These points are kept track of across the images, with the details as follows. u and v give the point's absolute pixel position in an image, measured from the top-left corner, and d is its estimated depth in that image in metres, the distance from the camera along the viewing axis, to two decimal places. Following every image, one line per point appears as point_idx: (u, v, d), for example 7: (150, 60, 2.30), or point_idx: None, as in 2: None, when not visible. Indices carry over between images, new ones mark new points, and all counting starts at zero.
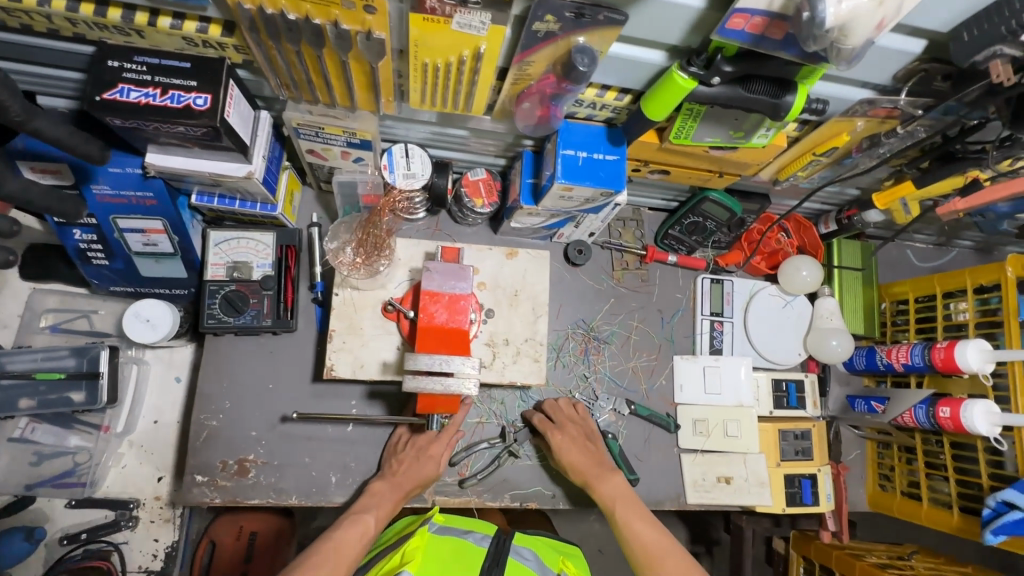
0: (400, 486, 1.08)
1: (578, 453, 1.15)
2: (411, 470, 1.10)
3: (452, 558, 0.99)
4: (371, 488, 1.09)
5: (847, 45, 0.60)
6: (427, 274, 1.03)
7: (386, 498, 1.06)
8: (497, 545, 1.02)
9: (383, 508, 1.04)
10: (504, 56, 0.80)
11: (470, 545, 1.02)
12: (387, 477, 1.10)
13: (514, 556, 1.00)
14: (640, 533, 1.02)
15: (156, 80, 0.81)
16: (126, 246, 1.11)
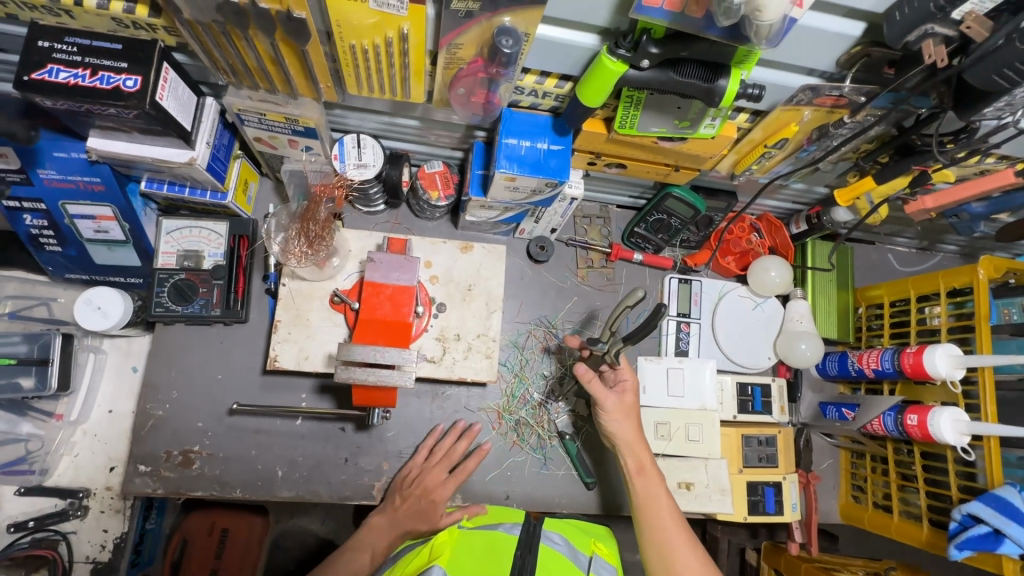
0: (394, 525, 1.07)
1: (630, 427, 1.05)
2: (410, 509, 1.08)
3: (488, 554, 0.89)
4: (370, 521, 1.09)
5: (763, 21, 0.57)
6: (371, 265, 1.00)
7: (378, 537, 1.06)
8: (528, 532, 0.92)
9: (378, 547, 1.06)
10: (432, 40, 0.78)
11: (502, 535, 0.93)
12: (385, 513, 1.09)
13: (547, 542, 0.92)
14: (662, 520, 0.98)
15: (87, 62, 0.81)
16: (77, 233, 1.11)
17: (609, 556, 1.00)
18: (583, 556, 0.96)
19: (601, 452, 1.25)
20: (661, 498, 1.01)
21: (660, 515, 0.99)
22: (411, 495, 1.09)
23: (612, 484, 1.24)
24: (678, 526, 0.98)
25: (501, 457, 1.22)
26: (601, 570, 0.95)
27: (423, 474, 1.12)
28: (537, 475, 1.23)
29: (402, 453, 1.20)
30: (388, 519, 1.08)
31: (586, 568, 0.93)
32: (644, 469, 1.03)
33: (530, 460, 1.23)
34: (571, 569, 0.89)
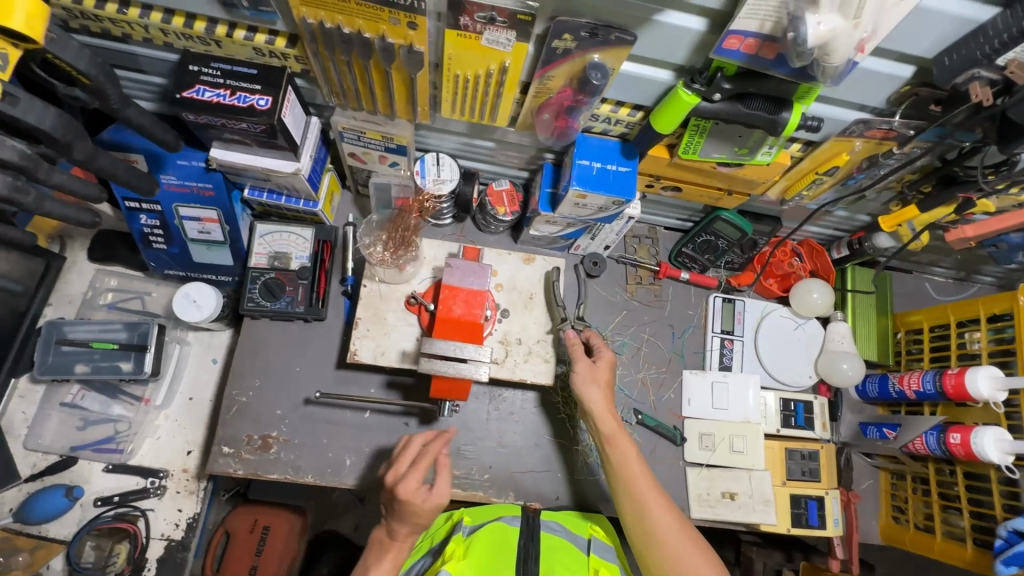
0: (396, 538, 1.03)
1: (603, 397, 1.13)
2: (400, 523, 1.01)
3: (494, 546, 1.05)
4: (376, 541, 1.05)
5: (831, 63, 0.67)
6: (448, 270, 1.11)
7: (386, 557, 1.02)
8: (528, 524, 1.09)
9: (384, 568, 1.01)
10: (527, 71, 0.90)
11: (507, 527, 1.09)
12: (382, 524, 1.05)
13: (545, 529, 1.10)
14: (638, 484, 1.08)
15: (228, 83, 0.94)
16: (183, 233, 1.24)
17: (607, 537, 1.15)
18: (582, 539, 1.12)
19: (566, 424, 1.31)
20: (635, 462, 1.10)
21: (636, 479, 1.09)
22: (397, 518, 1.01)
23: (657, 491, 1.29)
24: (653, 489, 1.09)
25: (552, 457, 1.29)
26: (601, 551, 1.09)
27: (392, 491, 0.99)
28: (586, 478, 1.28)
29: (460, 449, 1.27)
30: (388, 534, 1.04)
31: (586, 549, 1.10)
32: (617, 436, 1.11)
33: (580, 463, 1.29)
34: (570, 550, 1.08)
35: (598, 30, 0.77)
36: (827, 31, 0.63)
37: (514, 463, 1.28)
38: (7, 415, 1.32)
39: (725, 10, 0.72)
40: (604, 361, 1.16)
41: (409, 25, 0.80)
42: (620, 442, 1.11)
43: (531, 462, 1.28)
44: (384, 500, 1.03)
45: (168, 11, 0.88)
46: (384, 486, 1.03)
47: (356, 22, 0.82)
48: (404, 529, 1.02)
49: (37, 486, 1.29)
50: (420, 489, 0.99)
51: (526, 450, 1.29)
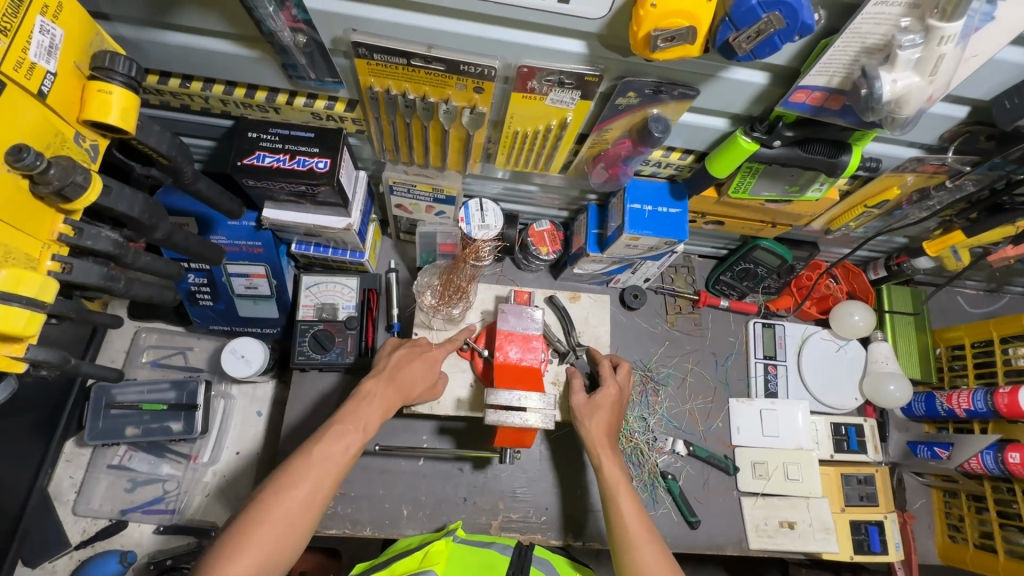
0: (391, 387, 1.01)
1: (601, 430, 1.09)
2: (409, 375, 1.04)
3: (478, 564, 1.02)
4: (362, 391, 0.99)
5: (902, 115, 0.69)
6: (502, 315, 1.11)
7: (374, 407, 0.98)
8: (520, 555, 1.03)
9: (369, 426, 0.96)
10: (584, 125, 0.92)
11: (495, 555, 1.04)
12: (380, 376, 1.02)
13: (536, 566, 1.01)
14: (627, 518, 1.01)
15: (287, 148, 0.96)
16: (230, 289, 1.25)
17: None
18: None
19: (576, 461, 1.30)
20: (625, 497, 1.03)
21: (624, 513, 1.02)
22: (405, 373, 1.04)
23: (715, 523, 1.28)
24: (643, 525, 1.00)
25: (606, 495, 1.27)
26: None
27: (426, 349, 1.07)
28: None
29: (516, 492, 1.27)
30: (383, 382, 1.01)
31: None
32: (610, 470, 1.06)
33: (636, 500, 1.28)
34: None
35: (662, 88, 0.79)
36: (902, 87, 0.65)
37: (570, 502, 1.27)
38: (56, 481, 1.31)
39: (790, 66, 0.74)
40: (606, 394, 1.12)
41: (476, 89, 0.81)
42: (614, 474, 1.06)
43: (588, 501, 1.27)
44: (399, 349, 1.08)
45: (229, 83, 0.90)
46: (412, 342, 1.09)
47: (422, 88, 0.83)
48: (397, 390, 1.01)
49: (87, 552, 1.28)
50: (435, 370, 1.07)
51: (579, 490, 1.28)
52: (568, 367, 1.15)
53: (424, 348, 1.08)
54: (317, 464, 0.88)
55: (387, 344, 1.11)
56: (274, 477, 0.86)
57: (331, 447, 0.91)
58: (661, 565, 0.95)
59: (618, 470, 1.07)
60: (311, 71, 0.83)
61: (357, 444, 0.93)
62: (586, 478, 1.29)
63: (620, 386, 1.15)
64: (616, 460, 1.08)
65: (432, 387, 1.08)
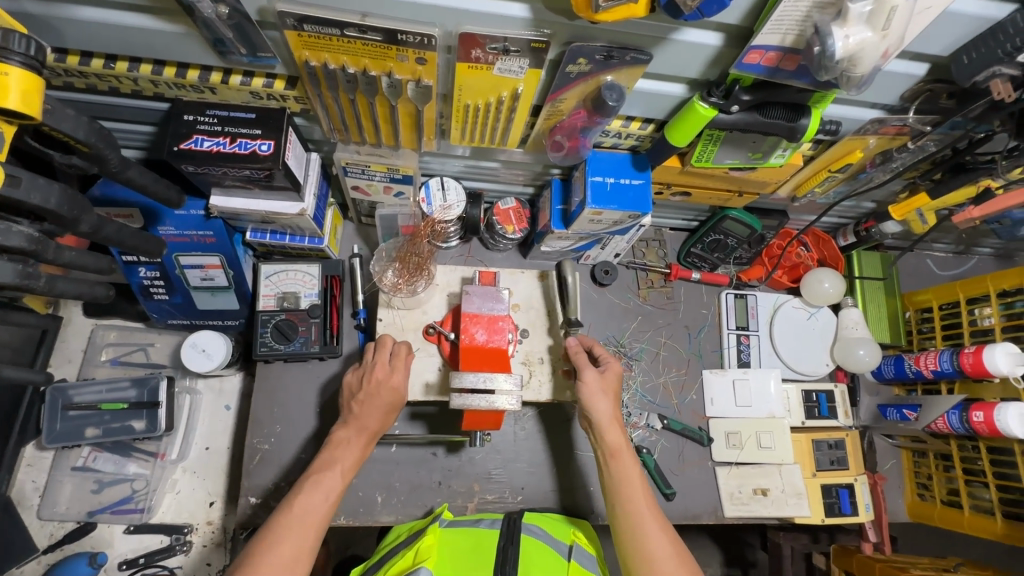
0: (361, 433, 1.06)
1: (609, 409, 1.07)
2: (371, 415, 1.06)
3: (470, 547, 1.05)
4: (334, 440, 1.06)
5: (856, 74, 0.66)
6: (467, 298, 1.08)
7: (350, 452, 1.05)
8: (508, 526, 1.06)
9: (347, 463, 1.04)
10: (538, 95, 0.88)
11: (484, 532, 1.07)
12: (349, 425, 1.07)
13: (526, 533, 1.05)
14: (633, 499, 1.03)
15: (227, 130, 0.90)
16: (186, 282, 1.20)
17: (589, 544, 1.09)
18: (563, 544, 1.07)
19: (552, 439, 1.30)
20: (634, 479, 1.05)
21: (630, 494, 1.03)
22: (367, 413, 1.06)
23: (689, 494, 1.29)
24: (652, 513, 1.02)
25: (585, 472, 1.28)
26: (582, 558, 1.03)
27: (380, 381, 1.05)
28: None
29: (491, 474, 1.26)
30: (355, 432, 1.06)
31: (566, 555, 1.05)
32: (618, 452, 1.06)
33: None
34: (547, 552, 1.04)
35: (613, 53, 0.75)
36: (855, 44, 0.62)
37: (545, 480, 1.27)
38: (18, 486, 1.28)
39: (744, 25, 0.71)
40: (610, 374, 1.10)
41: (419, 61, 0.77)
42: (626, 465, 1.05)
43: (563, 479, 1.27)
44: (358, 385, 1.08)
45: (158, 62, 0.84)
46: (367, 381, 1.06)
47: (362, 62, 0.79)
48: (367, 437, 1.06)
49: (57, 555, 1.26)
50: (397, 392, 1.06)
51: (557, 468, 1.28)
52: (573, 348, 1.09)
53: (383, 376, 1.06)
54: (297, 521, 0.95)
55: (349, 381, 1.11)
56: (262, 535, 0.92)
57: (311, 499, 0.98)
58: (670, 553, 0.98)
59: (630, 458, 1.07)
60: (241, 46, 0.78)
61: (335, 492, 1.00)
62: (561, 455, 1.29)
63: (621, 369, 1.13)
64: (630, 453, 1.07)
65: (406, 373, 1.07)
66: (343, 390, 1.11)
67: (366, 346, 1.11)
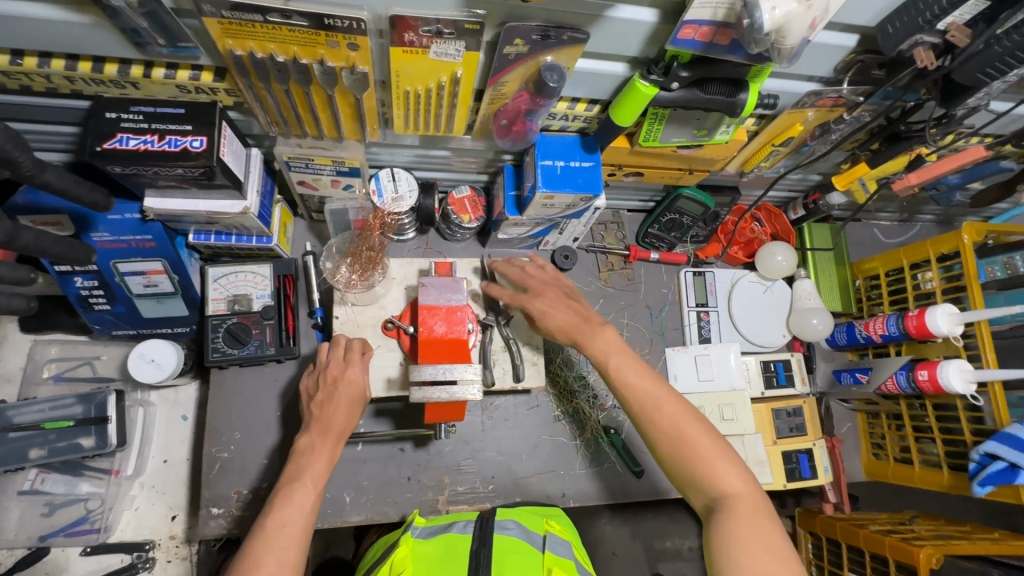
0: (327, 434, 1.01)
1: (568, 319, 1.03)
2: (336, 414, 1.02)
3: (443, 554, 1.00)
4: (298, 448, 1.01)
5: (786, 45, 0.67)
6: (423, 290, 1.06)
7: (318, 458, 0.99)
8: (480, 528, 1.01)
9: (317, 470, 0.98)
10: (478, 79, 0.86)
11: (456, 536, 1.02)
12: (312, 430, 1.03)
13: (498, 533, 1.02)
14: (632, 382, 0.94)
15: (154, 127, 0.86)
16: (127, 290, 1.14)
17: (564, 531, 1.06)
18: (538, 536, 1.05)
19: (522, 425, 1.30)
20: (624, 364, 0.96)
21: (628, 379, 0.95)
22: (333, 413, 1.02)
23: (658, 470, 1.32)
24: (681, 412, 0.91)
25: (555, 458, 1.29)
26: (556, 547, 1.00)
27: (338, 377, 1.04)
28: (589, 470, 1.30)
29: (461, 465, 1.26)
30: (319, 434, 1.02)
31: (541, 547, 1.02)
32: (600, 347, 0.99)
33: (580, 457, 1.30)
34: (521, 548, 0.99)
35: (550, 32, 0.74)
36: (781, 15, 0.63)
37: (515, 467, 1.28)
38: None
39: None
40: (546, 297, 1.05)
41: (350, 46, 0.75)
42: (630, 371, 0.95)
43: (534, 465, 1.28)
44: (318, 385, 1.06)
45: (71, 56, 0.79)
46: (323, 380, 1.05)
47: (290, 49, 0.76)
48: (335, 438, 1.02)
49: None
50: (358, 387, 1.04)
51: (526, 454, 1.29)
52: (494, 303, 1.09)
53: (340, 372, 1.05)
54: (276, 540, 0.89)
55: (305, 386, 1.09)
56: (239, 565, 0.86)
57: (284, 514, 0.92)
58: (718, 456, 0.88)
59: (640, 368, 0.96)
60: (158, 36, 0.73)
61: (310, 498, 0.95)
62: (530, 441, 1.30)
63: (565, 287, 1.10)
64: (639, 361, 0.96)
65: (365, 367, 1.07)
66: (303, 396, 1.09)
67: (320, 347, 1.09)
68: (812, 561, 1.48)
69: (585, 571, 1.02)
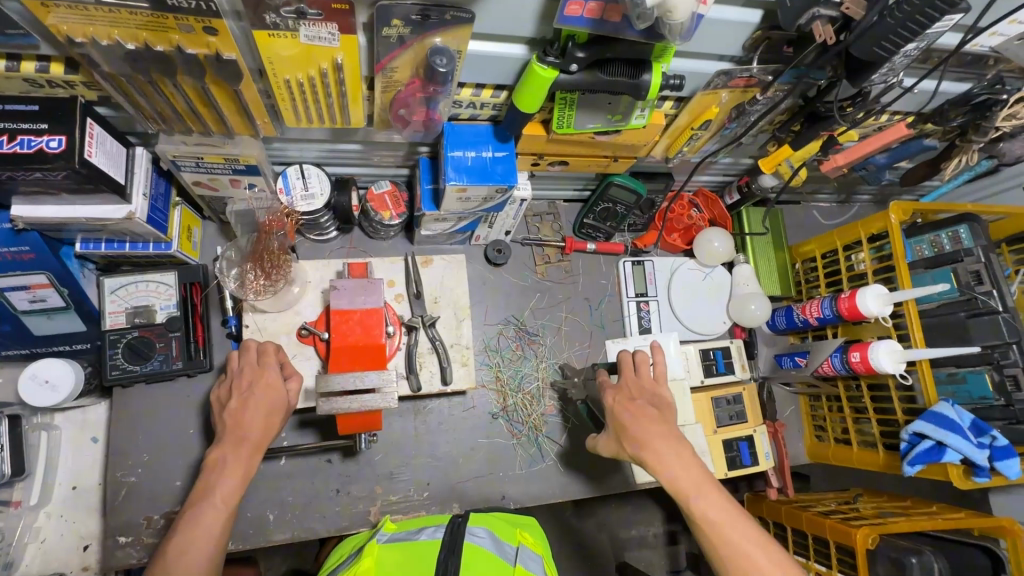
0: (241, 446, 0.90)
1: (651, 428, 0.93)
2: (250, 422, 0.91)
3: (408, 562, 0.93)
4: (208, 464, 0.89)
5: (675, 20, 0.63)
6: (336, 293, 0.99)
7: (229, 474, 0.87)
8: (451, 535, 0.94)
9: (229, 489, 0.86)
10: (366, 66, 0.80)
11: (425, 543, 0.96)
12: (223, 443, 0.90)
13: (469, 539, 0.94)
14: (711, 514, 0.85)
15: (2, 127, 0.77)
16: (10, 307, 1.03)
17: (536, 544, 1.01)
18: (510, 547, 0.97)
19: (458, 428, 1.26)
20: (708, 504, 0.86)
21: (708, 517, 0.85)
22: (246, 422, 0.91)
23: (600, 466, 1.29)
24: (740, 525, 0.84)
25: (493, 459, 1.25)
26: (527, 561, 0.94)
27: (255, 380, 0.94)
28: (529, 470, 1.26)
29: (393, 473, 1.20)
30: (230, 446, 0.90)
31: (513, 561, 0.94)
32: (679, 476, 0.88)
33: (519, 457, 1.26)
34: (494, 559, 0.92)
35: (429, 11, 0.68)
36: None
37: (451, 473, 1.23)
38: None
39: None
40: (643, 425, 0.94)
41: (207, 30, 0.67)
42: (693, 487, 0.87)
43: (470, 468, 1.24)
44: (233, 390, 0.95)
45: None
46: (237, 387, 0.94)
47: (139, 34, 0.68)
48: (250, 449, 0.90)
49: None
50: (278, 390, 0.95)
51: (463, 458, 1.24)
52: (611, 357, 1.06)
53: (254, 379, 0.95)
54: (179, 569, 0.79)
55: (217, 394, 0.98)
56: None
57: (187, 540, 0.82)
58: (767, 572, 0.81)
59: (681, 447, 0.91)
60: None
61: (218, 522, 0.84)
62: (467, 444, 1.25)
63: (635, 391, 1.01)
64: (690, 462, 0.90)
65: (280, 369, 0.97)
66: (214, 407, 0.98)
67: (229, 354, 0.99)
68: None
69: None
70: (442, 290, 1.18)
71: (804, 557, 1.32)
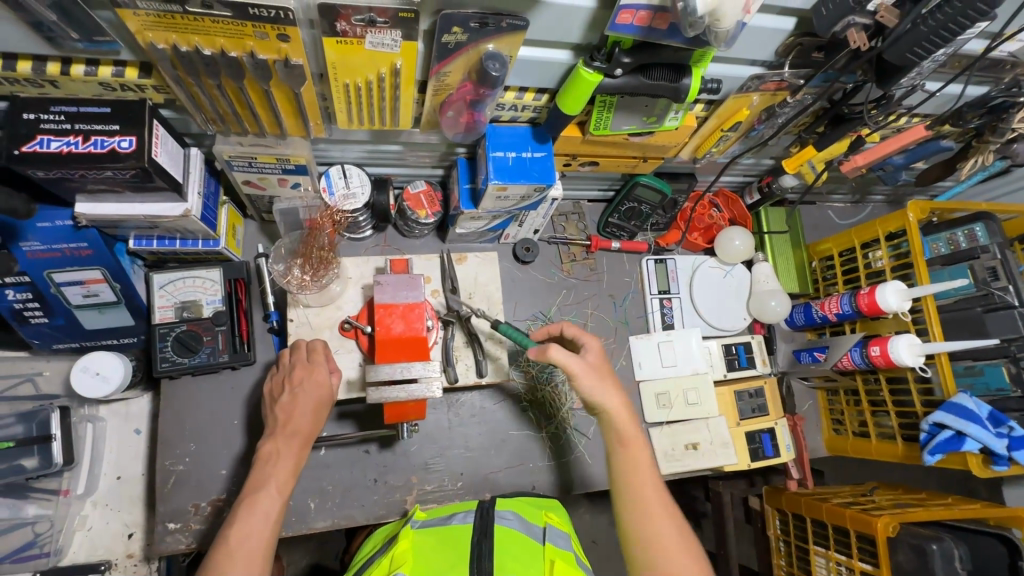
0: (293, 437, 0.94)
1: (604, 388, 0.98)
2: (301, 413, 0.96)
3: (442, 545, 0.96)
4: (262, 455, 0.93)
5: (722, 28, 0.68)
6: (379, 288, 1.02)
7: (283, 463, 0.92)
8: (482, 518, 0.98)
9: (283, 476, 0.91)
10: (421, 70, 0.84)
11: (457, 527, 1.00)
12: (276, 435, 0.95)
13: (499, 522, 0.98)
14: (638, 478, 0.94)
15: (78, 128, 0.81)
16: (65, 301, 1.07)
17: (562, 523, 1.05)
18: (537, 528, 1.02)
19: (489, 420, 1.30)
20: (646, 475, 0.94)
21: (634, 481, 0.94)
22: (296, 415, 0.96)
23: None
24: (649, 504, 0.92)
25: (523, 451, 1.29)
26: (556, 539, 0.98)
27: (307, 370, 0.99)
28: (559, 461, 1.30)
29: (428, 464, 1.24)
30: (283, 437, 0.94)
31: (541, 539, 0.99)
32: (634, 440, 0.96)
33: (548, 449, 1.30)
34: (524, 539, 0.96)
35: (487, 19, 0.72)
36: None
37: (483, 465, 1.26)
38: None
39: None
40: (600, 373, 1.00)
41: (281, 37, 0.72)
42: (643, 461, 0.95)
43: (501, 459, 1.27)
44: (285, 383, 1.00)
45: None
46: (290, 382, 0.99)
47: (217, 41, 0.73)
48: (302, 442, 0.95)
49: None
50: (324, 379, 0.98)
51: (494, 449, 1.28)
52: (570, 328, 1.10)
53: (304, 374, 0.99)
54: (240, 554, 0.82)
55: (269, 388, 1.03)
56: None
57: (247, 524, 0.85)
58: (680, 543, 0.88)
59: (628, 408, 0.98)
60: (71, 30, 0.69)
61: (276, 505, 0.89)
62: (498, 436, 1.29)
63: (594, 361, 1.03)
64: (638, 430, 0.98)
65: (329, 363, 1.02)
66: (266, 400, 1.03)
67: (281, 351, 1.04)
68: (780, 537, 1.50)
69: (584, 563, 1.00)
70: (475, 286, 1.22)
71: (824, 548, 1.33)
